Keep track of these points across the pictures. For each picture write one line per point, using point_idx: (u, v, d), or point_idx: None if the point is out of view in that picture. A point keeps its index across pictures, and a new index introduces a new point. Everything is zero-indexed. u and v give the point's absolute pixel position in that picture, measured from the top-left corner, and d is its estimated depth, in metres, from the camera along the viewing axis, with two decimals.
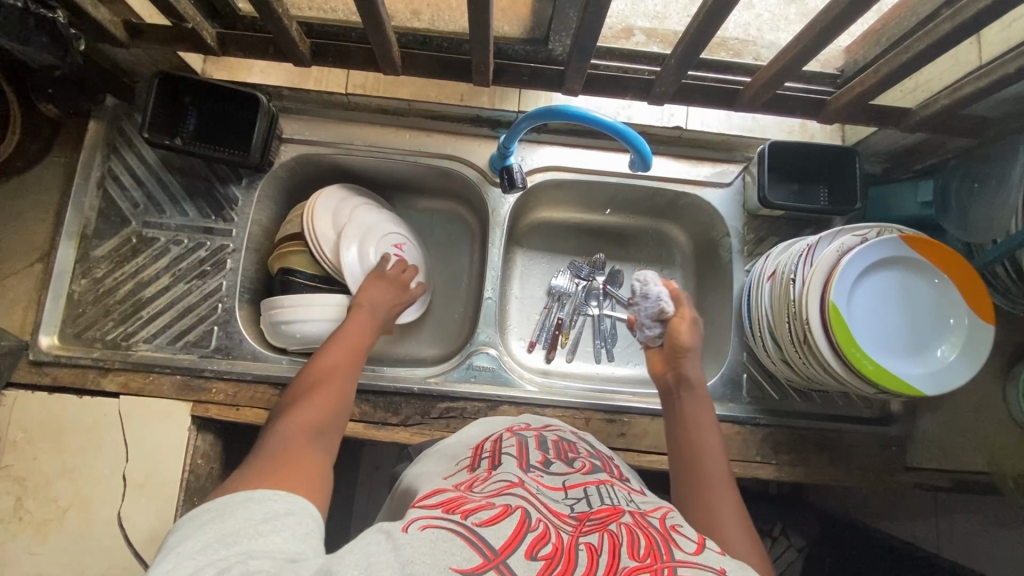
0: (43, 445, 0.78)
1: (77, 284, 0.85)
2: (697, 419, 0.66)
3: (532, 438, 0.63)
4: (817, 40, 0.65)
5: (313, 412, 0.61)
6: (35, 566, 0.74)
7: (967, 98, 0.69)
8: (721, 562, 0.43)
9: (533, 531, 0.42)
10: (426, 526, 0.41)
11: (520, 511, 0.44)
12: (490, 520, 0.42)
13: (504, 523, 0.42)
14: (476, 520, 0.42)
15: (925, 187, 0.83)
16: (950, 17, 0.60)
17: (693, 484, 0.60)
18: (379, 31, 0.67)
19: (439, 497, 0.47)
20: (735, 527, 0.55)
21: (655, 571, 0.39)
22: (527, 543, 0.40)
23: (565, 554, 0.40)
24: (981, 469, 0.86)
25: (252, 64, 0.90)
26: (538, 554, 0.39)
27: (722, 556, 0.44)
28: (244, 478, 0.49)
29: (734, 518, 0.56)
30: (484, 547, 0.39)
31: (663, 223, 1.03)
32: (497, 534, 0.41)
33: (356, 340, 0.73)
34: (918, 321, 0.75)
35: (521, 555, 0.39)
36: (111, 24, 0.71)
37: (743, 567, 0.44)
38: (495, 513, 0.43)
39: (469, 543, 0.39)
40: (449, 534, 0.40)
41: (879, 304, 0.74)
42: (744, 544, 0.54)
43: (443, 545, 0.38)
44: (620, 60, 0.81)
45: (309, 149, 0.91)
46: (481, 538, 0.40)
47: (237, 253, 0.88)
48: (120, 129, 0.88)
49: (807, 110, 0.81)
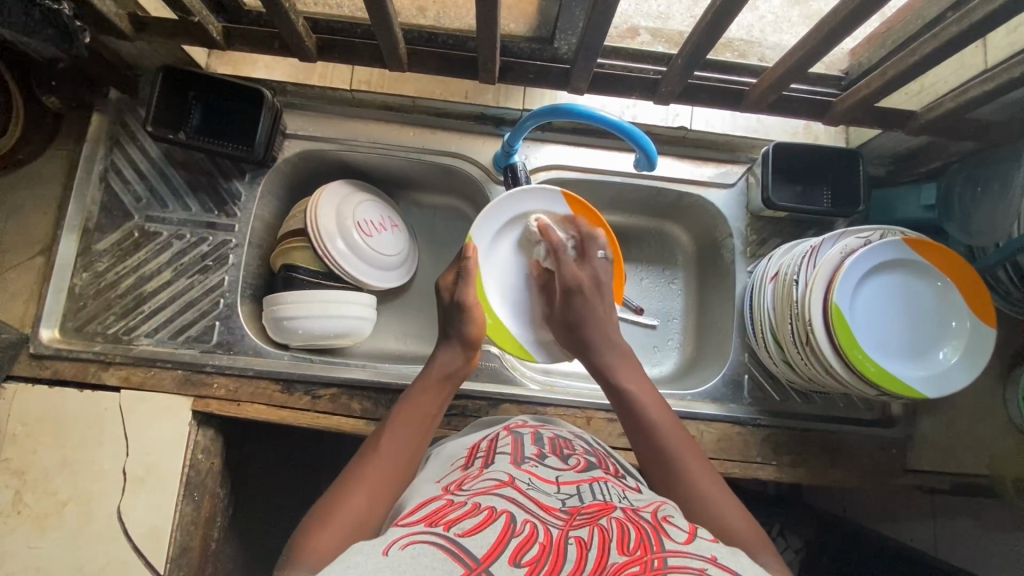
0: (43, 438, 0.77)
1: (79, 278, 0.85)
2: (650, 413, 0.64)
3: (528, 434, 0.63)
4: (824, 42, 0.65)
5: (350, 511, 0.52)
6: (34, 560, 0.73)
7: (973, 101, 0.69)
8: (711, 549, 0.42)
9: (517, 536, 0.41)
10: (407, 545, 0.39)
11: (504, 516, 0.44)
12: (473, 530, 0.42)
13: (488, 531, 0.41)
14: (458, 530, 0.42)
15: (928, 190, 0.84)
16: (957, 20, 0.60)
17: (672, 482, 0.58)
18: (386, 28, 0.67)
19: (421, 513, 0.46)
20: (729, 507, 0.54)
21: (645, 563, 0.39)
22: (510, 550, 0.40)
23: (552, 553, 0.40)
24: (979, 472, 0.86)
25: (256, 59, 0.90)
26: (522, 560, 0.39)
27: (714, 543, 0.44)
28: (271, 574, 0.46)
29: (731, 507, 0.54)
30: (466, 557, 0.38)
31: (665, 223, 1.03)
32: (479, 543, 0.40)
33: (424, 415, 0.65)
34: (920, 326, 0.75)
35: (504, 562, 0.38)
36: (115, 17, 0.71)
37: (735, 553, 0.43)
38: (478, 521, 0.43)
39: (450, 555, 0.38)
40: (430, 549, 0.39)
41: (877, 313, 0.74)
42: (742, 523, 0.52)
43: (424, 561, 0.37)
44: (626, 59, 0.80)
45: (312, 144, 0.90)
46: (463, 549, 0.39)
47: (239, 248, 0.88)
48: (123, 123, 0.88)
49: (812, 111, 0.81)
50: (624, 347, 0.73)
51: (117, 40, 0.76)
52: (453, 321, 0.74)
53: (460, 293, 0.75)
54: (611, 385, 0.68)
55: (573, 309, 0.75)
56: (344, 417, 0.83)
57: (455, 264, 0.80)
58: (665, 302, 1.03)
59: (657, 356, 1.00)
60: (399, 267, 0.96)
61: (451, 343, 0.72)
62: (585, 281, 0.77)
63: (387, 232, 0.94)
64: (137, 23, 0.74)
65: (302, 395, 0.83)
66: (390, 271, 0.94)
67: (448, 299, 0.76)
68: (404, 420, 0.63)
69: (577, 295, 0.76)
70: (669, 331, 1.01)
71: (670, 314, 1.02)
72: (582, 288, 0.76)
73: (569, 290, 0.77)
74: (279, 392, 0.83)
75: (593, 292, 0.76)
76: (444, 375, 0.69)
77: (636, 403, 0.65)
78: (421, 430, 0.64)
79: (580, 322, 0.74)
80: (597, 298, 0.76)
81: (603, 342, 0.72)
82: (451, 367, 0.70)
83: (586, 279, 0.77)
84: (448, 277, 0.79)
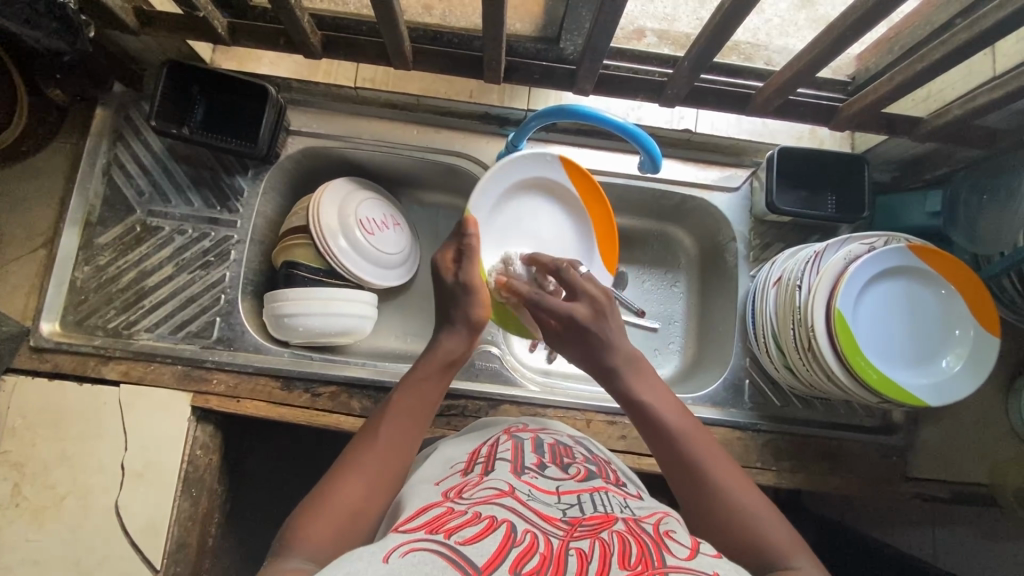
0: (42, 431, 0.77)
1: (80, 271, 0.85)
2: (671, 422, 0.62)
3: (529, 441, 0.63)
4: (832, 47, 0.64)
5: (351, 493, 0.53)
6: (31, 553, 0.73)
7: (981, 108, 0.68)
8: (715, 566, 0.42)
9: (519, 545, 0.41)
10: (408, 552, 0.39)
11: (505, 524, 0.44)
12: (474, 538, 0.41)
13: (489, 540, 0.41)
14: (459, 538, 0.41)
15: (933, 198, 0.84)
16: (967, 27, 0.60)
17: (701, 499, 0.56)
18: (392, 25, 0.67)
19: (422, 519, 0.45)
20: (765, 522, 0.54)
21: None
22: (511, 559, 0.40)
23: (553, 564, 0.40)
24: (980, 481, 0.86)
25: (260, 55, 0.90)
26: (523, 570, 0.39)
27: (717, 560, 0.43)
28: (275, 553, 0.49)
29: (765, 514, 0.54)
30: (467, 566, 0.38)
31: (669, 227, 1.03)
32: (480, 552, 0.40)
33: (427, 400, 0.64)
34: (935, 340, 0.74)
35: (506, 571, 0.38)
36: (121, 11, 0.70)
37: (738, 569, 0.43)
38: (480, 529, 0.43)
39: (451, 563, 0.38)
40: (432, 556, 0.38)
41: (894, 325, 0.74)
42: (778, 538, 0.53)
43: (425, 568, 0.37)
44: (631, 61, 0.79)
45: (315, 141, 0.90)
46: (465, 557, 0.39)
47: (241, 244, 0.88)
48: (127, 117, 0.88)
49: (818, 117, 0.80)
50: (635, 351, 0.68)
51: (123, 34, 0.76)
52: (458, 301, 0.70)
53: (466, 275, 0.70)
54: (633, 402, 0.64)
55: (583, 345, 0.68)
56: (344, 415, 0.83)
57: (452, 239, 0.74)
58: (667, 304, 1.02)
59: (657, 359, 0.99)
60: (400, 266, 0.95)
61: (456, 328, 0.69)
62: (585, 317, 0.68)
63: (389, 230, 0.93)
64: (142, 17, 0.73)
65: (302, 392, 0.83)
66: (392, 270, 0.94)
67: (448, 275, 0.71)
68: (406, 404, 0.62)
69: (584, 336, 0.67)
70: (669, 334, 1.01)
71: (671, 318, 1.02)
72: (585, 326, 0.67)
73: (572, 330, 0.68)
74: (279, 388, 0.83)
75: (595, 317, 0.68)
76: (449, 362, 0.67)
77: (654, 414, 0.62)
78: (423, 419, 0.63)
79: (591, 343, 0.67)
80: (602, 320, 0.67)
81: (614, 353, 0.66)
82: (456, 353, 0.67)
83: (587, 313, 0.68)
84: (446, 255, 0.73)
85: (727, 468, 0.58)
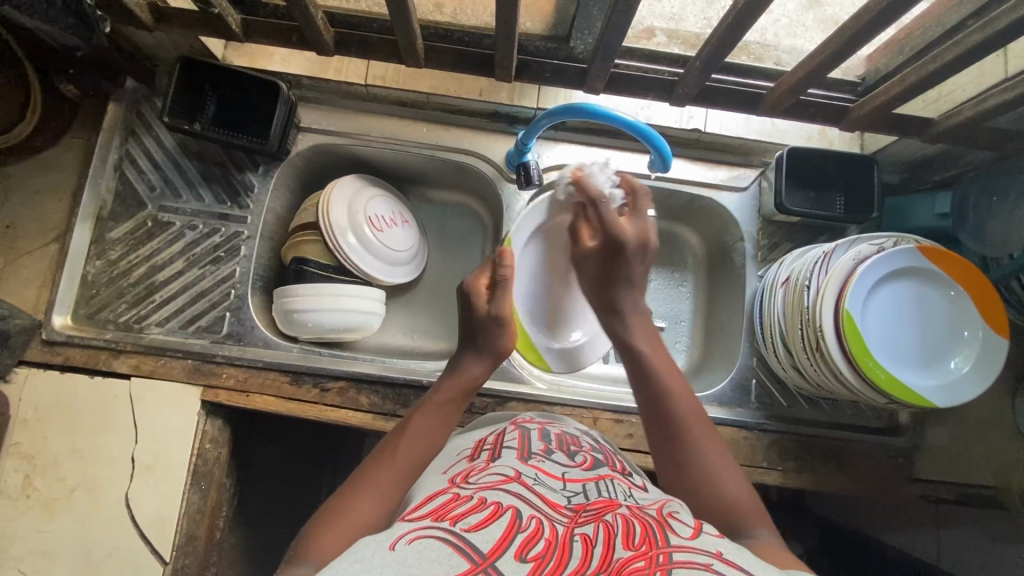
0: (53, 423, 0.78)
1: (92, 266, 0.85)
2: (662, 375, 0.63)
3: (536, 430, 0.64)
4: (844, 48, 0.64)
5: (366, 501, 0.54)
6: (42, 543, 0.74)
7: (992, 110, 0.69)
8: (716, 545, 0.42)
9: (523, 531, 0.41)
10: (414, 540, 0.40)
11: (510, 510, 0.44)
12: (478, 525, 0.42)
13: (494, 527, 0.42)
14: (464, 525, 0.42)
15: (943, 199, 0.83)
16: (981, 27, 0.60)
17: (673, 453, 0.58)
18: (405, 23, 0.67)
19: (429, 506, 0.46)
20: (729, 484, 0.54)
21: (649, 558, 0.38)
22: (516, 545, 0.40)
23: (558, 549, 0.40)
24: (985, 483, 0.86)
25: (272, 51, 0.90)
26: (527, 556, 0.39)
27: (718, 539, 0.44)
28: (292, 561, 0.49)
29: (734, 483, 0.55)
30: (472, 553, 0.38)
31: (677, 226, 1.03)
32: (485, 538, 0.40)
33: (440, 420, 0.64)
34: (928, 324, 0.75)
35: (511, 557, 0.39)
36: (138, 8, 0.71)
37: (740, 549, 0.43)
38: (485, 515, 0.43)
39: (457, 550, 0.38)
40: (437, 544, 0.39)
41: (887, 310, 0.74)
42: (743, 502, 0.53)
43: (430, 556, 0.37)
44: (640, 60, 0.80)
45: (325, 138, 0.91)
46: (470, 545, 0.39)
47: (251, 240, 0.88)
48: (139, 113, 0.89)
49: (827, 117, 0.80)
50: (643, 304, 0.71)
51: (138, 30, 0.76)
52: (486, 331, 0.70)
53: (498, 305, 0.70)
54: (630, 350, 0.66)
55: (612, 271, 0.70)
56: (352, 410, 0.83)
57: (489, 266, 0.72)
58: (674, 303, 1.02)
59: None
60: (410, 262, 0.96)
61: (485, 356, 0.70)
62: (630, 239, 0.69)
63: (398, 227, 0.94)
64: (156, 13, 0.73)
65: (310, 387, 0.84)
66: (401, 267, 0.94)
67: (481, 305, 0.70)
68: (423, 421, 0.63)
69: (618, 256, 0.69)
70: (676, 333, 1.01)
71: (678, 316, 1.02)
72: (626, 250, 0.69)
73: (612, 249, 0.69)
74: (287, 383, 0.84)
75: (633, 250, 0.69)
76: (469, 385, 0.68)
77: (650, 363, 0.64)
78: (439, 434, 0.63)
79: (615, 284, 0.70)
80: (636, 259, 0.70)
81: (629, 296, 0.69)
82: (476, 378, 0.69)
83: (632, 236, 0.69)
84: (479, 281, 0.72)
85: (707, 432, 0.59)
